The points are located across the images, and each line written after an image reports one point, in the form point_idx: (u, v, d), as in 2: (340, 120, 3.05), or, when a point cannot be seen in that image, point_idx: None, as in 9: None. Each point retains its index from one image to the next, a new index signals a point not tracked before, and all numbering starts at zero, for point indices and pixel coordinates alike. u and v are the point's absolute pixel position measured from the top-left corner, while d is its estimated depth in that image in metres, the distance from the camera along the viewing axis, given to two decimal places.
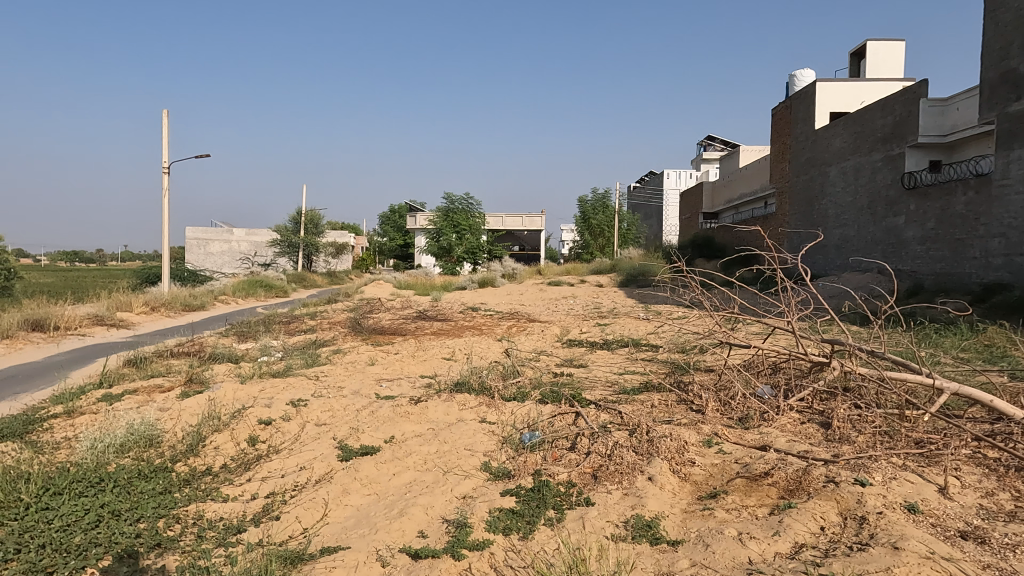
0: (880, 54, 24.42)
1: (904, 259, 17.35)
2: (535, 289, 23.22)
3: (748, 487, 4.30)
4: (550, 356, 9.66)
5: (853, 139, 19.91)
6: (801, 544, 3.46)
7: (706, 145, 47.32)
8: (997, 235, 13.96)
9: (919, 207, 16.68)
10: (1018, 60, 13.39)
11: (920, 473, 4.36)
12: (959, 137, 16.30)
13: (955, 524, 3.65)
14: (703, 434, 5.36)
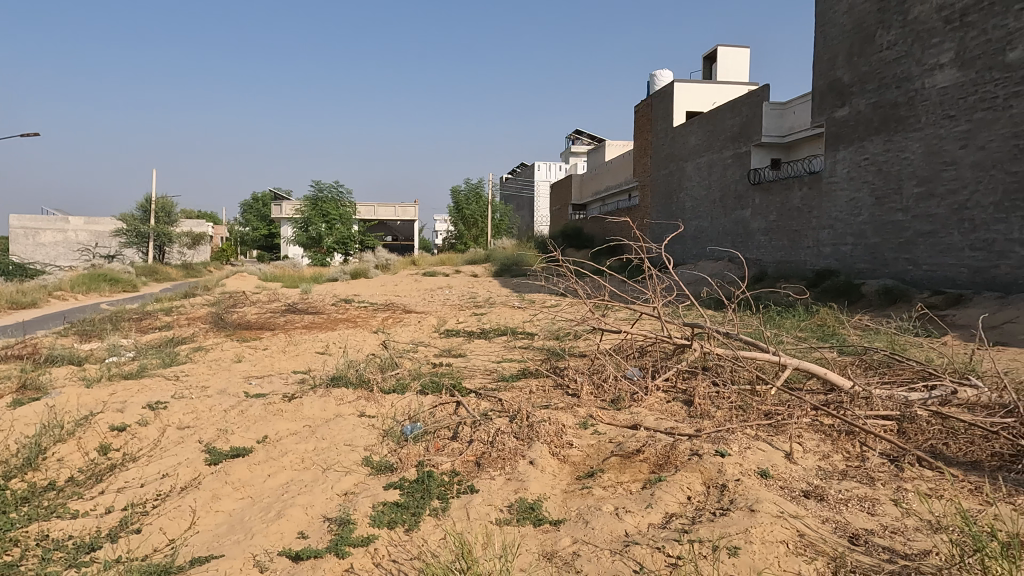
0: (729, 59, 26.44)
1: (751, 248, 19.00)
2: (410, 279, 22.93)
3: (622, 464, 4.54)
4: (428, 346, 9.60)
5: (707, 137, 21.45)
6: (671, 514, 3.72)
7: (575, 139, 48.97)
8: (826, 227, 15.68)
9: (763, 202, 18.33)
10: (843, 71, 15.05)
11: (769, 442, 4.83)
12: (796, 138, 18.02)
13: (799, 485, 4.09)
14: (580, 416, 5.59)
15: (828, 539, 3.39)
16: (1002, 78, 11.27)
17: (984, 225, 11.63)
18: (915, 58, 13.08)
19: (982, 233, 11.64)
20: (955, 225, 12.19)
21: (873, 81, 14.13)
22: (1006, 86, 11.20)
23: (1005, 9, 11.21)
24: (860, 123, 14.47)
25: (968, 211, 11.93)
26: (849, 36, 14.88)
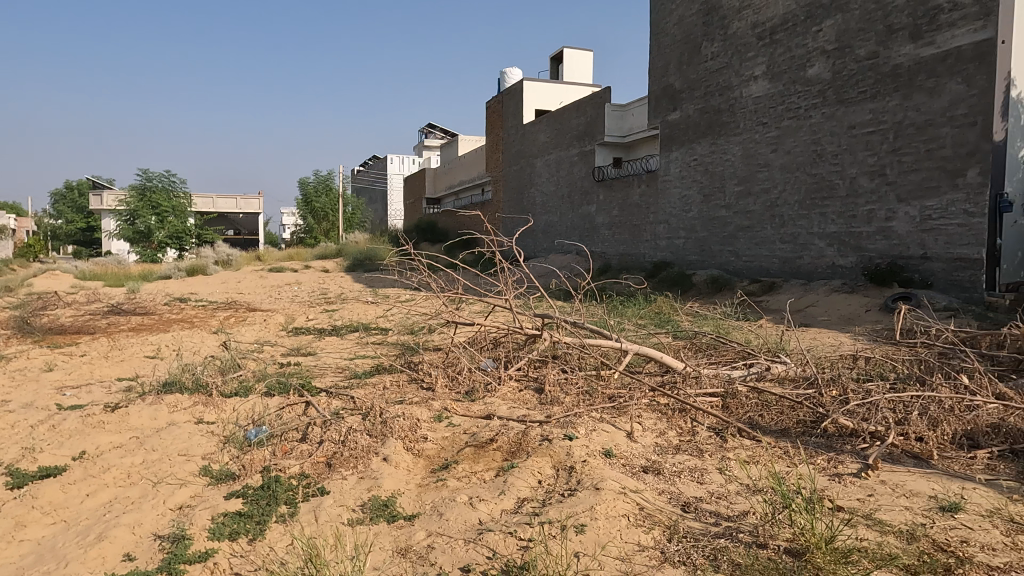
0: (574, 61, 27.62)
1: (596, 241, 20.02)
2: (254, 276, 21.59)
3: (476, 454, 4.61)
4: (274, 345, 9.10)
5: (555, 135, 22.28)
6: (523, 499, 3.84)
7: (428, 132, 48.68)
8: (662, 222, 16.93)
9: (606, 198, 19.38)
10: (674, 77, 16.28)
11: (612, 423, 5.14)
12: (635, 139, 19.25)
13: (639, 461, 4.40)
14: (434, 410, 5.58)
15: (664, 509, 3.69)
16: (804, 91, 12.79)
17: (791, 221, 13.16)
18: (735, 69, 14.47)
19: (790, 228, 13.16)
20: (768, 221, 13.67)
21: (700, 89, 15.44)
22: (807, 99, 12.72)
23: (805, 30, 12.72)
24: (689, 126, 15.76)
25: (778, 209, 13.43)
26: (679, 45, 16.13)
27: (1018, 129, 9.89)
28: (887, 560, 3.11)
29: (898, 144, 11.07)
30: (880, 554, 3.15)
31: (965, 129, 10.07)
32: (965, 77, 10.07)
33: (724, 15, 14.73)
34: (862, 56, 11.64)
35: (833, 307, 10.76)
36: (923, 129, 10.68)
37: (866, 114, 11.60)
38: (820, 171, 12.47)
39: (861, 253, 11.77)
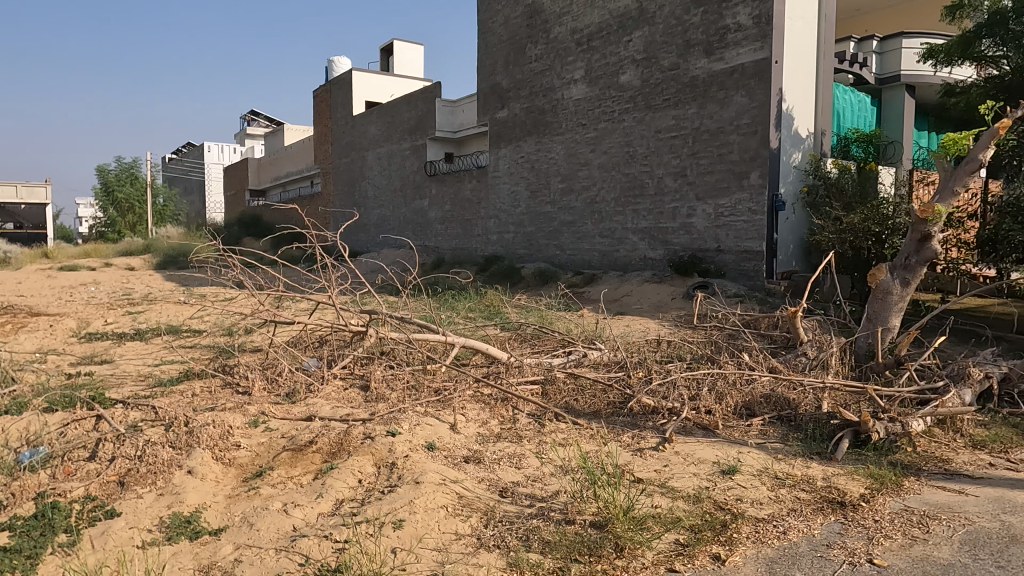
0: (405, 54, 27.38)
1: (429, 236, 20.02)
2: (38, 275, 18.84)
3: (293, 458, 4.43)
4: (61, 354, 8.03)
5: (385, 128, 21.97)
6: (341, 500, 3.76)
7: (250, 120, 45.60)
8: (492, 217, 17.36)
9: (439, 192, 19.46)
10: (501, 76, 16.75)
11: (436, 416, 5.20)
12: (466, 135, 19.56)
13: (460, 452, 4.50)
14: (249, 415, 5.26)
15: (482, 497, 3.81)
16: (618, 96, 13.76)
17: (608, 217, 14.11)
18: (557, 72, 15.20)
19: (608, 223, 14.11)
20: (589, 217, 14.56)
21: (526, 89, 16.04)
22: (620, 103, 13.70)
23: (618, 39, 13.69)
24: (516, 125, 16.33)
25: (597, 205, 14.34)
26: (505, 45, 16.60)
27: (789, 138, 11.42)
28: (675, 523, 3.47)
29: (696, 148, 12.30)
30: (670, 518, 3.52)
31: (748, 137, 11.44)
32: (748, 91, 11.45)
33: (546, 19, 15.40)
34: (665, 67, 12.78)
35: (644, 296, 11.72)
36: (715, 135, 11.97)
37: (670, 120, 12.75)
38: (633, 171, 13.49)
39: (667, 246, 12.93)
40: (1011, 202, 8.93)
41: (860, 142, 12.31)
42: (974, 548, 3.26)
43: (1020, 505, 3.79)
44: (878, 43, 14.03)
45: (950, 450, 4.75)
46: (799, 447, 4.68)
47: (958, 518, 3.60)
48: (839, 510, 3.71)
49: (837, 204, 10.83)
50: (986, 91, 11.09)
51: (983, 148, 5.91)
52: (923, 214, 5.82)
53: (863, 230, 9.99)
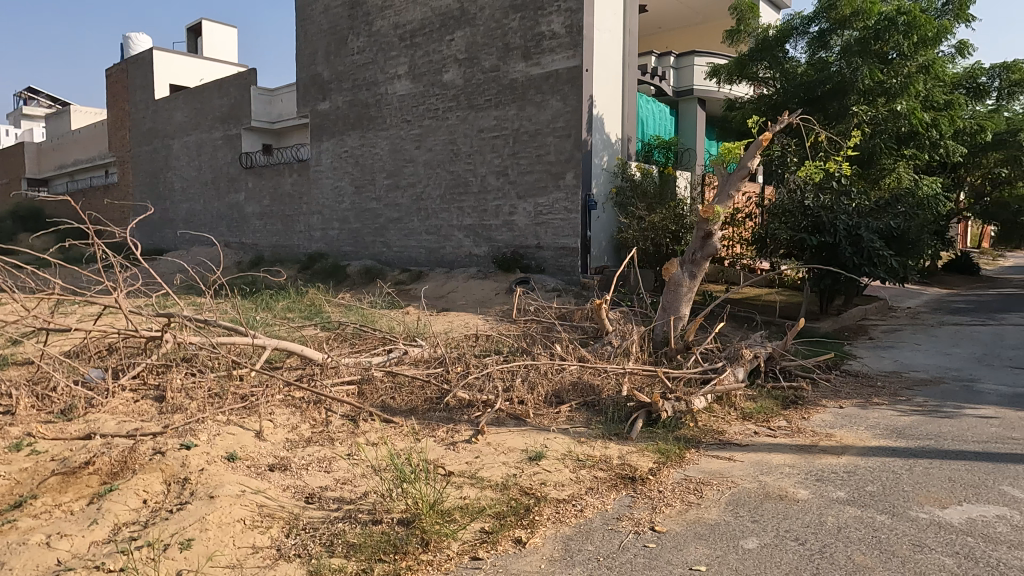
0: (215, 36, 25.39)
1: (246, 233, 18.74)
2: None
3: (64, 483, 3.91)
4: None
5: (193, 115, 20.25)
6: (120, 525, 3.39)
7: (26, 98, 39.56)
8: (315, 213, 16.68)
9: (256, 186, 18.28)
10: (322, 67, 16.12)
11: (240, 424, 4.88)
12: (285, 126, 18.52)
13: (265, 461, 4.27)
14: (10, 438, 4.55)
15: (286, 505, 3.65)
16: (441, 94, 13.85)
17: (434, 214, 14.16)
18: (379, 66, 14.95)
19: (434, 221, 14.16)
20: (414, 214, 14.51)
21: (348, 81, 15.60)
22: (443, 101, 13.80)
23: (440, 37, 13.77)
24: (339, 118, 15.84)
25: (423, 202, 14.33)
26: (325, 35, 16.00)
27: (600, 142, 12.24)
28: (480, 512, 3.57)
29: (516, 149, 12.74)
30: (476, 508, 3.61)
31: (563, 139, 12.08)
32: (562, 96, 12.08)
33: (368, 11, 15.08)
34: (486, 68, 13.09)
35: (469, 292, 11.91)
36: (534, 137, 12.49)
37: (491, 120, 13.08)
38: (457, 169, 13.65)
39: (491, 243, 13.27)
40: (777, 205, 10.33)
41: (661, 148, 13.72)
42: (736, 506, 3.73)
43: (774, 465, 4.42)
44: (675, 59, 15.50)
45: (725, 422, 5.40)
46: (600, 429, 5.05)
47: (726, 482, 4.10)
48: (630, 485, 4.05)
49: (641, 204, 11.80)
50: (758, 107, 12.75)
51: (751, 156, 6.73)
52: (705, 214, 6.48)
53: (662, 228, 11.32)
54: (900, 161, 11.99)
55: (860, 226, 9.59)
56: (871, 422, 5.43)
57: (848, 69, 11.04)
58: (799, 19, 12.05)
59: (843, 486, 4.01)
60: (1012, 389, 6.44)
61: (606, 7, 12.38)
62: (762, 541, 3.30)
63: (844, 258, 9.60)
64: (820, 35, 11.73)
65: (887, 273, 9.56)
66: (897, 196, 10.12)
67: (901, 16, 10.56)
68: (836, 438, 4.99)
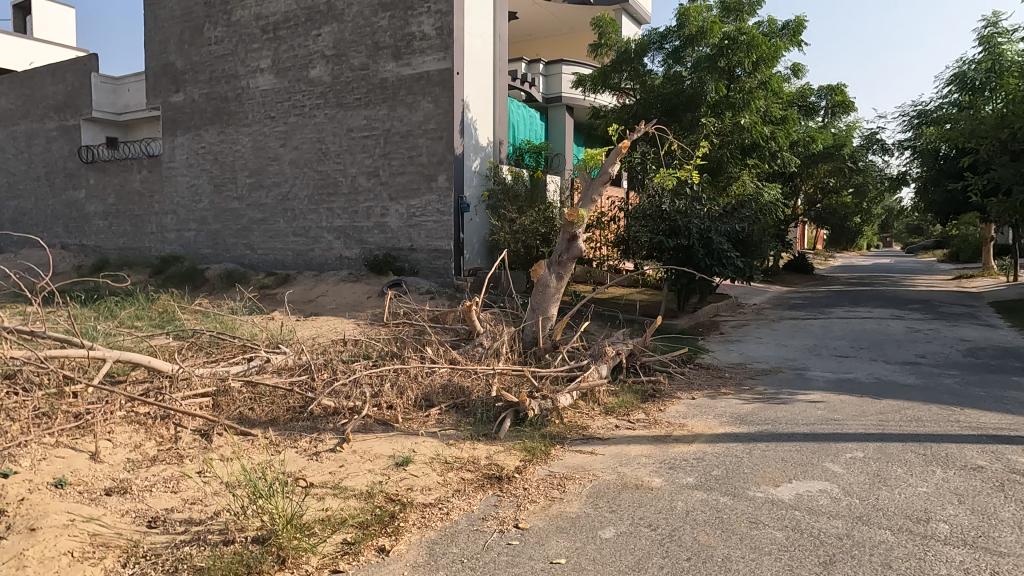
0: (47, 16, 22.86)
1: (87, 234, 17.00)
2: None
3: None
4: None
5: (21, 102, 18.12)
6: None
7: None
8: (169, 213, 15.47)
9: (98, 182, 16.64)
10: (175, 56, 14.99)
11: (72, 446, 4.41)
12: (132, 117, 17.25)
13: (101, 485, 3.89)
14: None
15: (124, 531, 3.35)
16: (307, 90, 13.33)
17: (302, 215, 13.61)
18: (240, 59, 14.13)
19: (302, 222, 13.60)
20: (280, 214, 13.85)
21: (204, 73, 14.62)
22: (310, 98, 13.30)
23: (305, 32, 13.25)
24: (195, 111, 14.80)
25: (289, 203, 13.72)
26: (178, 22, 14.89)
27: (471, 145, 12.32)
28: (342, 523, 3.47)
29: (387, 149, 12.54)
30: (337, 519, 3.49)
31: (434, 141, 12.05)
32: (433, 98, 12.04)
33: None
34: (355, 66, 12.77)
35: (340, 296, 11.55)
36: (405, 138, 12.35)
37: (361, 120, 12.78)
38: (326, 169, 13.20)
39: (362, 245, 12.95)
40: (638, 209, 10.89)
41: (531, 153, 14.06)
42: (596, 498, 3.89)
43: (632, 456, 4.66)
44: (544, 67, 15.96)
45: (589, 418, 5.62)
46: (468, 431, 5.08)
47: (587, 475, 4.27)
48: (496, 485, 4.10)
49: (512, 207, 12.01)
50: (620, 116, 13.40)
51: (611, 163, 7.02)
52: (570, 217, 6.65)
53: (532, 231, 11.67)
54: (744, 170, 13.10)
55: (710, 230, 10.35)
56: (718, 410, 5.87)
57: (698, 83, 11.91)
58: (655, 34, 12.83)
59: (692, 472, 4.30)
60: (836, 375, 7.23)
61: (476, 12, 12.49)
62: (619, 530, 3.46)
63: (697, 259, 10.34)
64: (674, 51, 12.58)
65: (734, 273, 10.38)
66: (742, 202, 11.04)
67: (743, 36, 11.59)
68: (688, 428, 5.36)
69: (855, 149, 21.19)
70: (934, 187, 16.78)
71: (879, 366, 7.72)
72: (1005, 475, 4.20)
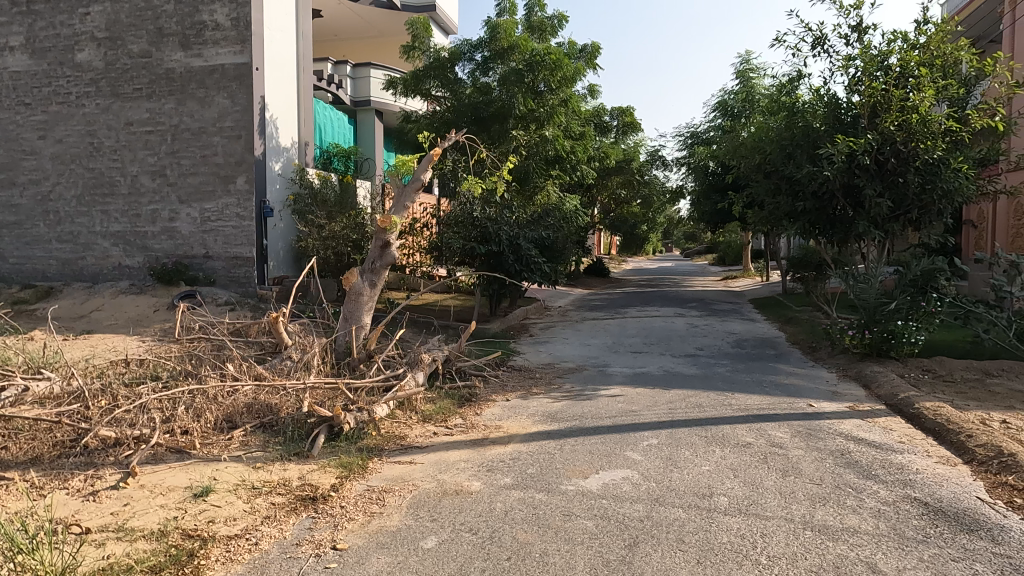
0: None
1: None
2: None
3: None
4: None
5: None
6: None
7: None
8: None
9: None
10: None
11: None
12: None
13: None
14: None
15: None
16: (73, 76, 11.64)
17: (69, 218, 11.85)
18: None
19: (69, 226, 11.82)
20: (40, 217, 11.92)
21: None
22: (78, 85, 11.62)
23: (71, 9, 11.57)
24: None
25: (51, 204, 11.86)
26: None
27: (273, 147, 11.62)
28: (128, 570, 3.04)
29: (176, 147, 11.38)
30: (121, 567, 3.06)
31: (232, 140, 11.16)
32: (229, 94, 11.15)
33: None
34: (134, 53, 11.41)
35: (120, 310, 10.20)
36: (197, 135, 11.28)
37: (143, 113, 11.44)
38: (98, 166, 11.62)
39: (146, 252, 11.58)
40: (450, 216, 11.00)
41: (340, 157, 13.61)
42: (416, 509, 3.85)
43: (451, 462, 4.68)
44: (351, 69, 15.56)
45: (406, 427, 5.55)
46: (277, 451, 4.76)
47: (406, 486, 4.20)
48: (310, 506, 3.88)
49: (320, 212, 11.52)
50: (432, 123, 13.49)
51: (423, 169, 6.97)
52: (383, 224, 6.47)
53: (342, 237, 11.28)
54: (548, 180, 13.88)
55: (518, 237, 10.79)
56: (531, 410, 6.14)
57: (506, 96, 12.36)
58: (464, 44, 13.10)
59: (509, 472, 4.44)
60: (631, 370, 7.93)
61: (276, 7, 11.82)
62: (440, 538, 3.45)
63: (507, 265, 10.74)
64: (483, 62, 12.91)
65: (541, 278, 10.95)
66: (547, 211, 11.66)
67: (547, 54, 12.30)
68: (503, 429, 5.52)
69: (642, 164, 23.47)
70: (705, 200, 19.13)
71: (667, 360, 8.60)
72: (767, 448, 4.89)
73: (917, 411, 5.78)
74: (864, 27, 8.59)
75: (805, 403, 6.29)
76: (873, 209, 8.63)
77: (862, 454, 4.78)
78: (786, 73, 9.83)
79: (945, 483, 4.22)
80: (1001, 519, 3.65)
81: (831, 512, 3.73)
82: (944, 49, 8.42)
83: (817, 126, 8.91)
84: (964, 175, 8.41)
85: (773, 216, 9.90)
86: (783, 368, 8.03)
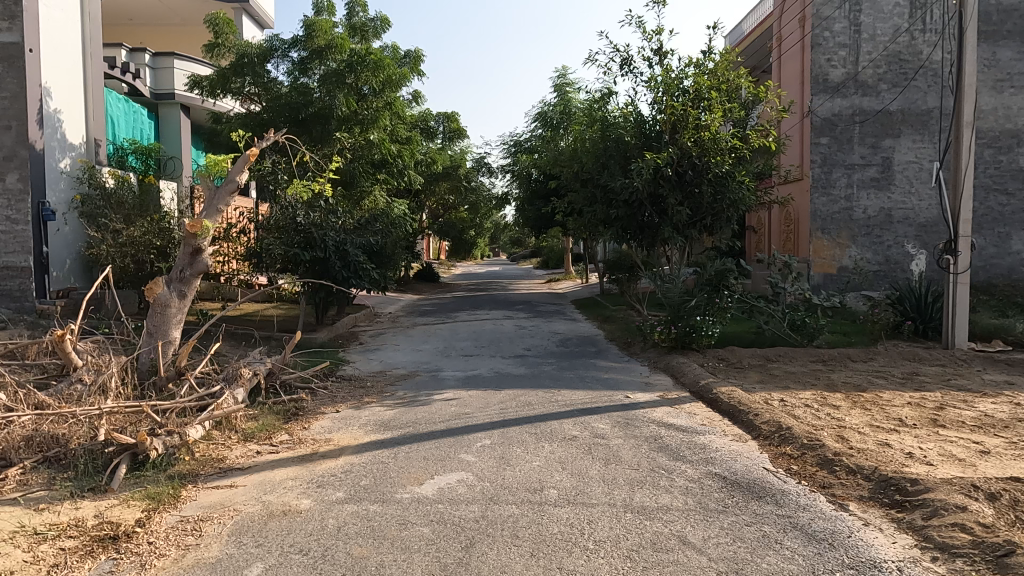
0: None
1: None
2: None
3: None
4: None
5: None
6: None
7: None
8: None
9: None
10: None
11: None
12: None
13: None
14: None
15: None
16: None
17: None
18: None
19: None
20: None
21: None
22: None
23: None
24: None
25: None
26: None
27: (54, 141, 10.22)
28: None
29: None
30: None
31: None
32: None
33: None
34: None
35: None
36: None
37: None
38: None
39: None
40: (270, 220, 10.37)
41: (139, 154, 12.31)
42: (239, 536, 3.57)
43: (277, 481, 4.41)
44: (149, 58, 14.09)
45: (224, 448, 5.14)
46: (67, 488, 4.16)
47: (227, 513, 3.87)
48: (109, 547, 3.44)
49: (116, 216, 10.32)
50: (246, 122, 12.61)
51: (238, 171, 6.42)
52: (193, 228, 5.87)
53: (144, 244, 10.16)
54: (375, 184, 13.62)
55: (346, 242, 10.47)
56: (362, 420, 5.97)
57: (328, 96, 11.89)
58: (279, 41, 12.44)
59: (341, 486, 4.28)
60: (463, 373, 8.03)
61: None
62: (266, 564, 3.23)
63: (335, 272, 10.36)
64: (301, 61, 12.37)
65: (370, 284, 10.71)
66: (374, 217, 11.42)
67: (368, 54, 12.03)
68: (333, 442, 5.30)
69: (469, 170, 23.89)
70: (529, 205, 19.94)
71: (496, 361, 8.83)
72: (590, 439, 5.20)
73: (715, 395, 6.51)
74: (665, 51, 9.51)
75: (622, 395, 6.80)
76: (675, 215, 9.57)
77: (671, 438, 5.27)
78: (599, 89, 10.55)
79: (738, 457, 4.79)
80: (782, 485, 4.21)
81: (648, 493, 4.07)
82: (728, 76, 9.55)
83: (627, 139, 9.67)
84: (746, 186, 9.68)
85: (591, 223, 10.59)
86: (602, 364, 8.61)
